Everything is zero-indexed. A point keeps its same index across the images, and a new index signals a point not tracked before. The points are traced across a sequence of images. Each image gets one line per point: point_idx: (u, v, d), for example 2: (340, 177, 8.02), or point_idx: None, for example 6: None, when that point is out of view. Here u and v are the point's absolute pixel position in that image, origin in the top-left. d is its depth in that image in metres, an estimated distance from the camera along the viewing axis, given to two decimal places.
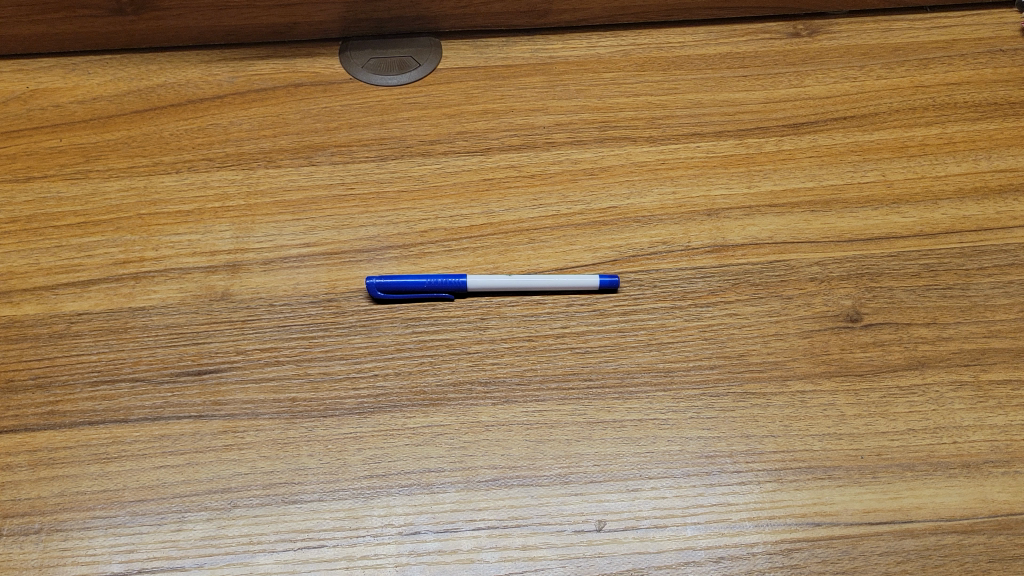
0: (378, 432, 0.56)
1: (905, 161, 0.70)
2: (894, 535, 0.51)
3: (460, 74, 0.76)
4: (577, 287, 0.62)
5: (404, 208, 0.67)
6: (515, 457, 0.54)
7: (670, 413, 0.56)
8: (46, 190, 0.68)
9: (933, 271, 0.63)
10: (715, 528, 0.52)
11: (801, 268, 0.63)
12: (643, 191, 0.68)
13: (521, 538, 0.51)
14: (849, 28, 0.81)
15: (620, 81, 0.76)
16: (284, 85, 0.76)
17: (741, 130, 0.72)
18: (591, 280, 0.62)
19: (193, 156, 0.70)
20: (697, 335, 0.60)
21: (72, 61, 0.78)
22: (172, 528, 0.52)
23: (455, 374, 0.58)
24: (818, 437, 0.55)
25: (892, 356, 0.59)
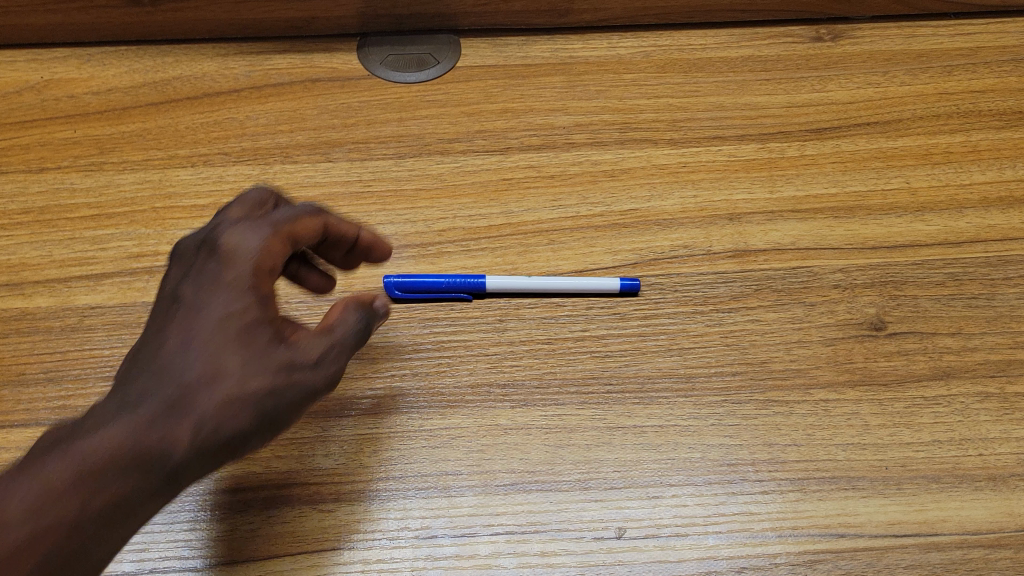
0: (395, 434, 0.55)
1: (929, 168, 0.69)
2: (919, 548, 0.50)
3: (479, 72, 0.76)
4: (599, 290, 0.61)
5: (422, 206, 0.66)
6: (534, 462, 0.54)
7: (691, 420, 0.55)
8: (60, 181, 0.67)
9: (958, 280, 0.62)
10: (737, 537, 0.51)
11: (824, 274, 0.63)
12: (663, 194, 0.67)
13: (540, 545, 0.50)
14: (873, 33, 0.80)
15: (641, 83, 0.75)
16: (301, 80, 0.75)
17: (764, 134, 0.71)
18: (612, 282, 0.61)
19: (209, 150, 0.69)
20: (719, 341, 0.59)
21: (88, 51, 0.77)
22: (185, 527, 0.51)
23: (473, 376, 0.57)
24: (841, 446, 0.54)
25: (917, 366, 0.58)
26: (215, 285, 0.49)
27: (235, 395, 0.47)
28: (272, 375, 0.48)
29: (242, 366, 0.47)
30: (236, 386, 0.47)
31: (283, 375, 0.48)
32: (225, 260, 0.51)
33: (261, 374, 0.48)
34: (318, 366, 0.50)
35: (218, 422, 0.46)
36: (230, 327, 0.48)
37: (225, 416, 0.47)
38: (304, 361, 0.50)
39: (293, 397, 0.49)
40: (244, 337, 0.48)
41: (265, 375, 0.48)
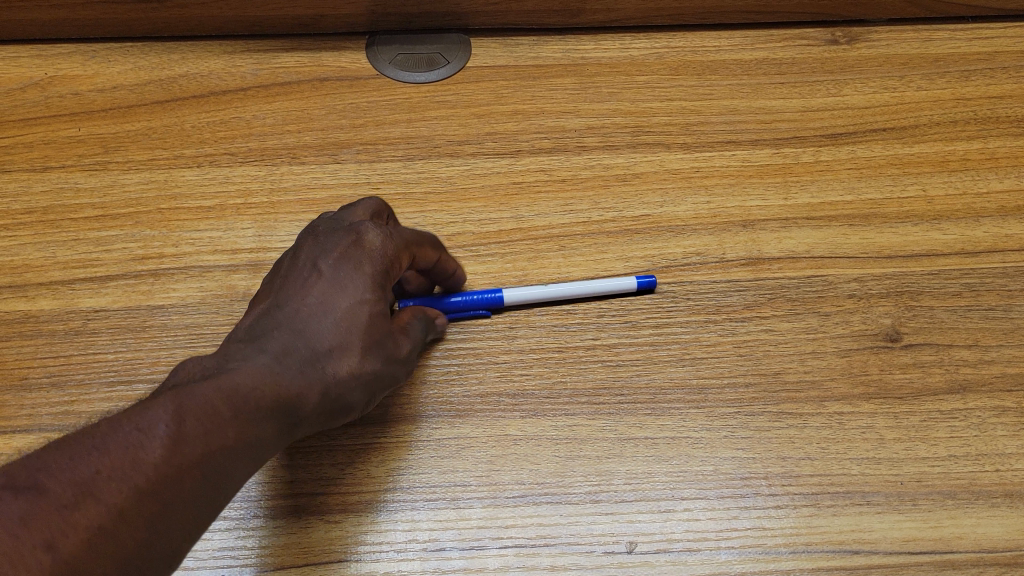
0: (403, 443, 0.54)
1: (946, 176, 0.68)
2: (935, 566, 0.50)
3: (490, 73, 0.75)
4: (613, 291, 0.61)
5: (431, 210, 0.65)
6: (544, 473, 0.53)
7: (703, 432, 0.55)
8: (64, 180, 0.67)
9: (975, 291, 0.61)
10: (749, 553, 0.50)
11: (838, 284, 0.62)
12: (676, 199, 0.66)
13: (550, 558, 0.50)
14: (889, 37, 0.79)
15: (654, 85, 0.74)
16: (309, 79, 0.74)
17: (778, 139, 0.70)
18: (627, 281, 0.61)
19: (215, 150, 0.69)
20: (732, 351, 0.58)
21: (93, 47, 0.76)
22: None
23: (482, 384, 0.57)
24: (856, 461, 0.53)
25: (932, 379, 0.57)
26: (342, 292, 0.51)
27: (345, 383, 0.50)
28: (370, 374, 0.51)
29: (351, 361, 0.50)
30: (345, 380, 0.49)
31: (388, 365, 0.52)
32: (353, 274, 0.52)
33: (363, 370, 0.50)
34: (405, 367, 0.54)
35: (320, 412, 0.49)
36: (347, 325, 0.50)
37: (326, 406, 0.49)
38: (395, 363, 0.53)
39: (377, 395, 0.53)
40: (359, 337, 0.50)
41: (368, 371, 0.51)
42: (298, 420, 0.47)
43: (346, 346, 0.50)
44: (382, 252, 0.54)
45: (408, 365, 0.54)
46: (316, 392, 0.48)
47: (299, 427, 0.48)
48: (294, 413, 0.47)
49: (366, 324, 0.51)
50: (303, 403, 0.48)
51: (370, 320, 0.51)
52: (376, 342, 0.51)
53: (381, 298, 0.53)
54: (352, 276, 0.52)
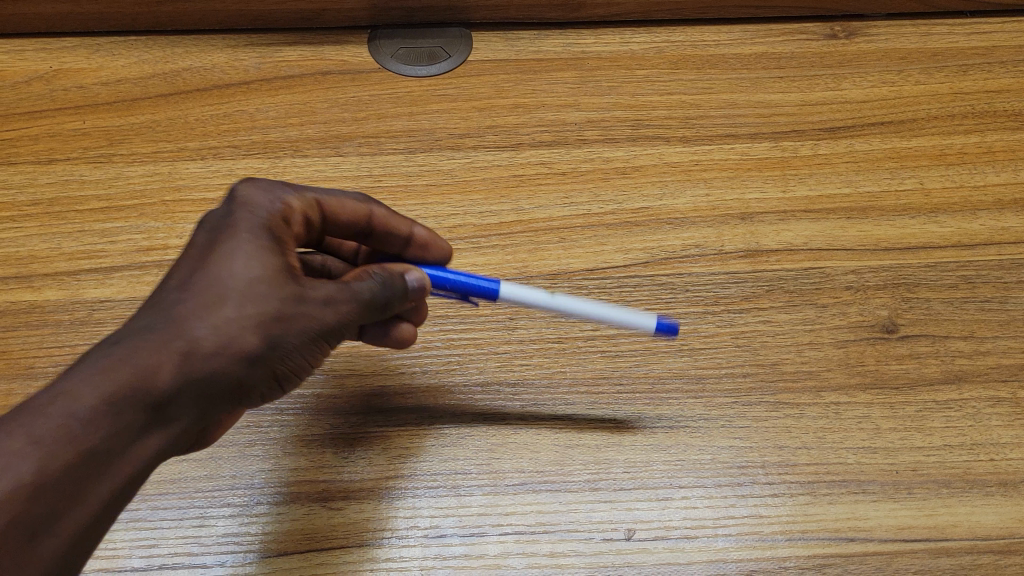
0: (405, 431, 0.55)
1: (943, 169, 0.68)
2: (929, 553, 0.50)
3: (491, 67, 0.75)
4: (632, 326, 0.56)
5: (432, 202, 0.66)
6: (544, 462, 0.54)
7: (701, 421, 0.55)
8: (69, 173, 0.67)
9: (971, 283, 0.62)
10: (746, 540, 0.51)
11: (836, 275, 0.62)
12: (675, 192, 0.67)
13: (549, 545, 0.50)
14: (888, 31, 0.79)
15: (654, 79, 0.75)
16: (311, 73, 0.75)
17: (777, 133, 0.71)
18: (649, 321, 0.55)
19: (219, 143, 0.69)
20: (730, 342, 0.59)
21: (97, 41, 0.77)
22: (194, 523, 0.51)
23: (483, 374, 0.57)
24: (852, 450, 0.54)
25: (928, 369, 0.58)
26: (214, 253, 0.47)
27: (226, 338, 0.44)
28: (264, 332, 0.45)
29: (229, 323, 0.44)
30: (223, 344, 0.44)
31: (292, 307, 0.46)
32: (223, 236, 0.47)
33: (249, 328, 0.45)
34: (325, 315, 0.47)
35: (200, 387, 0.44)
36: (219, 285, 0.45)
37: (206, 378, 0.44)
38: (303, 313, 0.46)
39: (292, 351, 0.47)
40: (236, 296, 0.45)
41: (258, 331, 0.45)
42: (163, 400, 0.43)
43: (219, 308, 0.44)
44: (276, 208, 0.50)
45: (330, 313, 0.47)
46: (179, 363, 0.43)
47: (168, 408, 0.43)
48: (155, 394, 0.42)
49: (241, 279, 0.45)
50: (165, 381, 0.43)
51: (248, 274, 0.46)
52: (262, 296, 0.45)
53: (264, 251, 0.47)
54: (226, 236, 0.48)
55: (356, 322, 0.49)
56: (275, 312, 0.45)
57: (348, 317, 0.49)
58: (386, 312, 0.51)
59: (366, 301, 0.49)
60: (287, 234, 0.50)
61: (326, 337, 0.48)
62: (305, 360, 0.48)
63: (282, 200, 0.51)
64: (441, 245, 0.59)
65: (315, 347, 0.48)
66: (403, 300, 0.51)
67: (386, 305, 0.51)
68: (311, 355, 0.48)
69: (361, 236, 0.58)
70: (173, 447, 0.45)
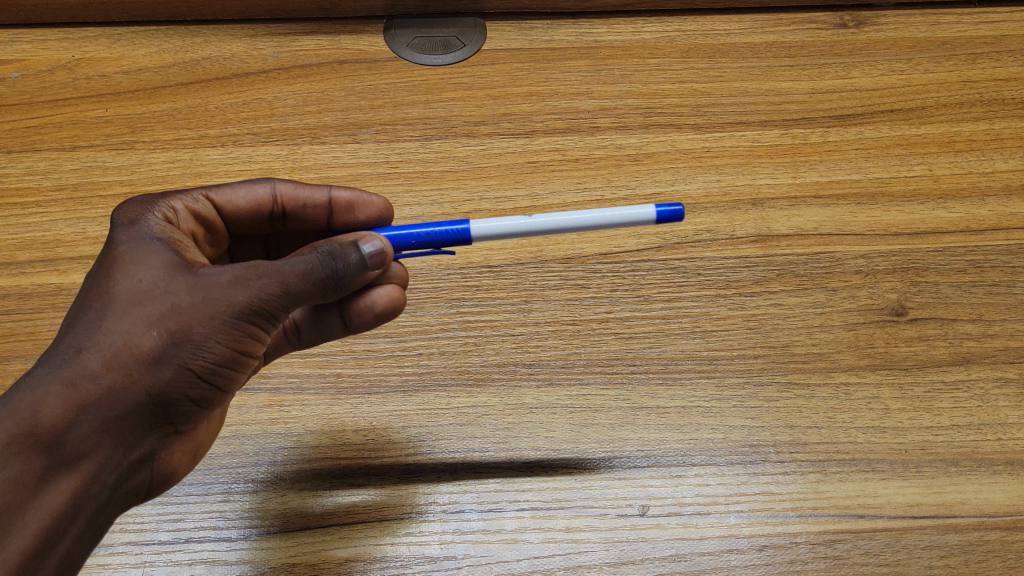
0: (423, 411, 0.56)
1: (952, 156, 0.69)
2: (938, 529, 0.51)
3: (504, 56, 0.76)
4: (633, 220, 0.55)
5: (448, 188, 0.67)
6: (559, 440, 0.55)
7: (713, 401, 0.56)
8: (92, 159, 0.69)
9: (979, 268, 0.63)
10: (758, 517, 0.52)
11: (846, 260, 0.63)
12: (687, 178, 0.68)
13: (565, 520, 0.51)
14: (897, 20, 0.80)
15: (666, 68, 0.76)
16: (328, 62, 0.76)
17: (787, 120, 0.72)
18: (648, 213, 0.54)
19: (238, 130, 0.70)
20: (742, 324, 0.60)
21: (118, 31, 0.78)
22: (219, 498, 0.53)
23: (499, 355, 0.59)
24: (862, 429, 0.55)
25: (937, 351, 0.59)
26: (107, 271, 0.48)
27: (123, 344, 0.45)
28: (159, 329, 0.46)
29: (115, 332, 0.45)
30: (113, 352, 0.45)
31: (187, 301, 0.46)
32: (105, 254, 0.49)
33: (140, 331, 0.45)
34: (231, 295, 0.46)
35: (101, 403, 0.44)
36: (100, 304, 0.46)
37: (103, 391, 0.44)
38: (199, 300, 0.46)
39: (205, 341, 0.46)
40: (117, 307, 0.46)
41: (151, 331, 0.45)
42: (64, 427, 0.44)
43: (101, 322, 0.46)
44: (160, 213, 0.53)
45: (238, 292, 0.46)
46: (70, 384, 0.44)
47: (74, 434, 0.44)
48: (52, 422, 0.43)
49: (121, 289, 0.46)
50: (58, 407, 0.43)
51: (129, 281, 0.47)
52: (147, 297, 0.46)
53: (147, 256, 0.48)
54: (118, 252, 0.49)
55: (295, 298, 0.48)
56: (164, 308, 0.46)
57: (271, 294, 0.47)
58: (341, 288, 0.49)
59: (298, 274, 0.47)
60: (175, 234, 0.51)
61: (245, 318, 0.47)
62: (233, 348, 0.47)
63: (163, 204, 0.54)
64: (366, 200, 0.60)
65: (234, 334, 0.47)
66: (358, 270, 0.50)
67: (335, 278, 0.49)
68: (238, 342, 0.47)
69: (279, 218, 0.60)
70: (105, 475, 0.45)
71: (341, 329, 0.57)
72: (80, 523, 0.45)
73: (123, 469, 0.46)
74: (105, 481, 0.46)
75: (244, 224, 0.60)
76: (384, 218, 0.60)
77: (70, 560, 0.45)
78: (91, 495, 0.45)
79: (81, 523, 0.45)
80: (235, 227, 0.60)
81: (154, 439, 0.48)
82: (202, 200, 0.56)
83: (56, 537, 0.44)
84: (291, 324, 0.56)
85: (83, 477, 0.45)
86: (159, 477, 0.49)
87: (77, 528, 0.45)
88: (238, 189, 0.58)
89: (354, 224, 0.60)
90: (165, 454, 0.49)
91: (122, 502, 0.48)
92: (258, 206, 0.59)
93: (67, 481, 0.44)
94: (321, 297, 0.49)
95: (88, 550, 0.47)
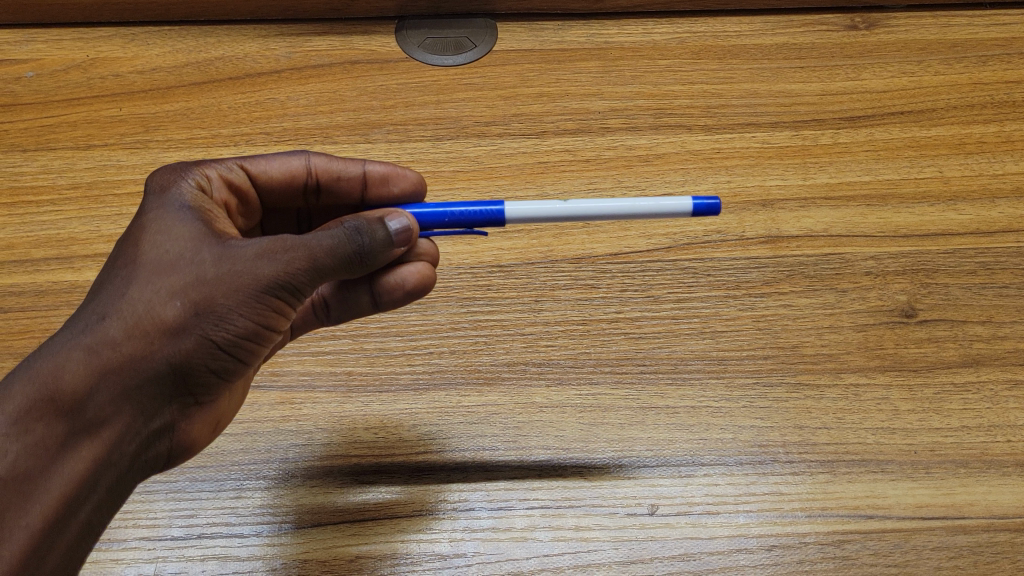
0: (433, 409, 0.57)
1: (962, 158, 0.69)
2: (947, 531, 0.51)
3: (516, 57, 0.77)
4: (670, 212, 0.56)
5: (459, 187, 0.67)
6: (569, 439, 0.55)
7: (723, 402, 0.57)
8: (107, 158, 0.69)
9: (989, 270, 0.63)
10: (767, 517, 0.52)
11: (856, 261, 0.63)
12: (697, 179, 0.68)
13: (575, 519, 0.52)
14: (907, 22, 0.80)
15: (676, 69, 0.76)
16: (340, 62, 0.76)
17: (797, 122, 0.72)
18: (684, 204, 0.55)
19: (251, 130, 0.71)
20: (751, 325, 0.60)
21: (132, 31, 0.79)
22: (231, 495, 0.53)
23: (509, 355, 0.59)
24: (871, 430, 0.55)
25: (947, 353, 0.59)
26: (138, 238, 0.49)
27: (144, 312, 0.46)
28: (182, 300, 0.46)
29: (137, 301, 0.46)
30: (134, 322, 0.46)
31: (210, 270, 0.46)
32: (136, 222, 0.50)
33: (163, 300, 0.46)
34: (256, 269, 0.46)
35: (121, 372, 0.45)
36: (126, 272, 0.47)
37: (124, 359, 0.45)
38: (225, 272, 0.46)
39: (228, 314, 0.46)
40: (143, 274, 0.47)
41: (174, 301, 0.46)
42: (85, 393, 0.45)
43: (126, 290, 0.47)
44: (194, 180, 0.54)
45: (263, 265, 0.46)
46: (90, 351, 0.45)
47: (94, 401, 0.45)
48: (72, 388, 0.45)
49: (147, 257, 0.47)
50: (78, 373, 0.45)
51: (155, 250, 0.47)
52: (172, 267, 0.47)
53: (175, 224, 0.49)
54: (149, 218, 0.49)
55: (322, 273, 0.48)
56: (188, 278, 0.46)
57: (297, 268, 0.47)
58: (367, 263, 0.49)
59: (325, 248, 0.47)
60: (207, 203, 0.52)
61: (270, 292, 0.47)
62: (256, 322, 0.47)
63: (196, 173, 0.54)
64: (401, 174, 0.61)
65: (259, 307, 0.47)
66: (385, 246, 0.50)
67: (363, 254, 0.49)
68: (262, 316, 0.47)
69: (312, 191, 0.61)
70: (125, 444, 0.46)
71: (371, 306, 0.58)
72: (101, 491, 0.46)
73: (144, 438, 0.47)
74: (126, 450, 0.47)
75: (278, 196, 0.61)
76: (417, 193, 0.62)
77: (92, 529, 0.46)
78: (111, 463, 0.46)
79: (102, 491, 0.46)
80: (268, 199, 0.61)
81: (174, 408, 0.49)
82: (236, 170, 0.57)
83: (78, 504, 0.45)
84: (319, 299, 0.57)
85: (103, 444, 0.46)
86: (180, 447, 0.50)
87: (98, 497, 0.46)
88: (272, 162, 0.59)
89: (389, 198, 0.61)
90: (187, 424, 0.50)
91: (142, 472, 0.49)
92: (293, 178, 0.60)
93: (88, 448, 0.45)
94: (348, 272, 0.49)
95: (107, 518, 0.47)
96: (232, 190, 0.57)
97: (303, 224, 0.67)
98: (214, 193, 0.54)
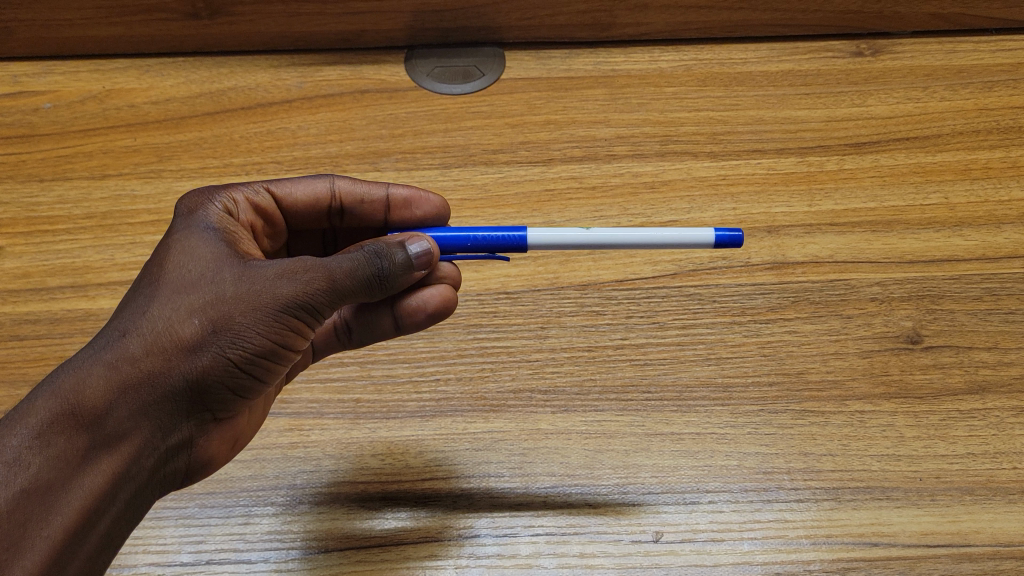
0: (440, 435, 0.57)
1: (968, 184, 0.69)
2: (952, 559, 0.51)
3: (523, 85, 0.78)
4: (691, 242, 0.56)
5: (466, 215, 0.68)
6: (574, 466, 0.55)
7: (728, 428, 0.57)
8: (122, 188, 0.71)
9: (995, 295, 0.63)
10: (772, 544, 0.52)
11: (861, 287, 0.64)
12: (703, 206, 0.68)
13: (579, 546, 0.52)
14: (914, 48, 0.81)
15: (682, 96, 0.77)
16: (351, 91, 0.78)
17: (803, 148, 0.72)
18: (706, 235, 0.56)
19: (262, 158, 0.72)
20: (756, 352, 0.60)
21: (147, 62, 0.80)
22: (239, 521, 0.54)
23: (515, 381, 0.60)
24: (876, 457, 0.55)
25: (952, 380, 0.59)
26: (158, 259, 0.50)
27: (163, 330, 0.47)
28: (201, 317, 0.47)
29: (157, 318, 0.47)
30: (154, 338, 0.46)
31: (228, 291, 0.48)
32: (161, 241, 0.51)
33: (182, 318, 0.47)
34: (275, 288, 0.48)
35: (141, 386, 0.46)
36: (149, 291, 0.48)
37: (143, 374, 0.46)
38: (243, 291, 0.48)
39: (245, 331, 0.47)
40: (164, 292, 0.48)
41: (193, 318, 0.47)
42: (105, 407, 0.45)
43: (146, 307, 0.48)
44: (221, 203, 0.55)
45: (283, 284, 0.48)
46: (112, 367, 0.46)
47: (114, 415, 0.45)
48: (93, 402, 0.45)
49: (169, 275, 0.48)
50: (99, 388, 0.45)
51: (178, 269, 0.49)
52: (192, 286, 0.48)
53: (197, 246, 0.50)
54: (169, 241, 0.51)
55: (341, 294, 0.49)
56: (208, 297, 0.47)
57: (316, 289, 0.48)
58: (386, 287, 0.51)
59: (345, 271, 0.49)
60: (231, 225, 0.54)
61: (288, 311, 0.48)
62: (273, 340, 0.48)
63: (225, 196, 0.56)
64: (424, 197, 0.62)
65: (275, 326, 0.48)
66: (403, 269, 0.51)
67: (382, 276, 0.50)
68: (279, 334, 0.48)
69: (337, 214, 0.63)
70: (143, 458, 0.47)
71: (393, 329, 0.59)
72: (120, 505, 0.47)
73: (162, 453, 0.48)
74: (144, 464, 0.47)
75: (304, 219, 0.62)
76: (440, 214, 0.62)
77: (110, 541, 0.47)
78: (129, 477, 0.47)
79: (121, 505, 0.47)
80: (294, 220, 0.62)
81: (192, 424, 0.50)
82: (263, 193, 0.59)
83: (97, 517, 0.46)
84: (342, 323, 0.59)
85: (122, 459, 0.46)
86: (198, 464, 0.52)
87: (118, 509, 0.47)
88: (299, 185, 0.61)
89: (412, 220, 0.62)
90: (204, 441, 0.51)
91: (161, 488, 0.50)
92: (318, 201, 0.61)
93: (108, 461, 0.46)
94: (367, 294, 0.51)
95: (124, 532, 0.48)
96: (258, 212, 0.59)
97: (328, 244, 0.68)
98: (240, 216, 0.56)
